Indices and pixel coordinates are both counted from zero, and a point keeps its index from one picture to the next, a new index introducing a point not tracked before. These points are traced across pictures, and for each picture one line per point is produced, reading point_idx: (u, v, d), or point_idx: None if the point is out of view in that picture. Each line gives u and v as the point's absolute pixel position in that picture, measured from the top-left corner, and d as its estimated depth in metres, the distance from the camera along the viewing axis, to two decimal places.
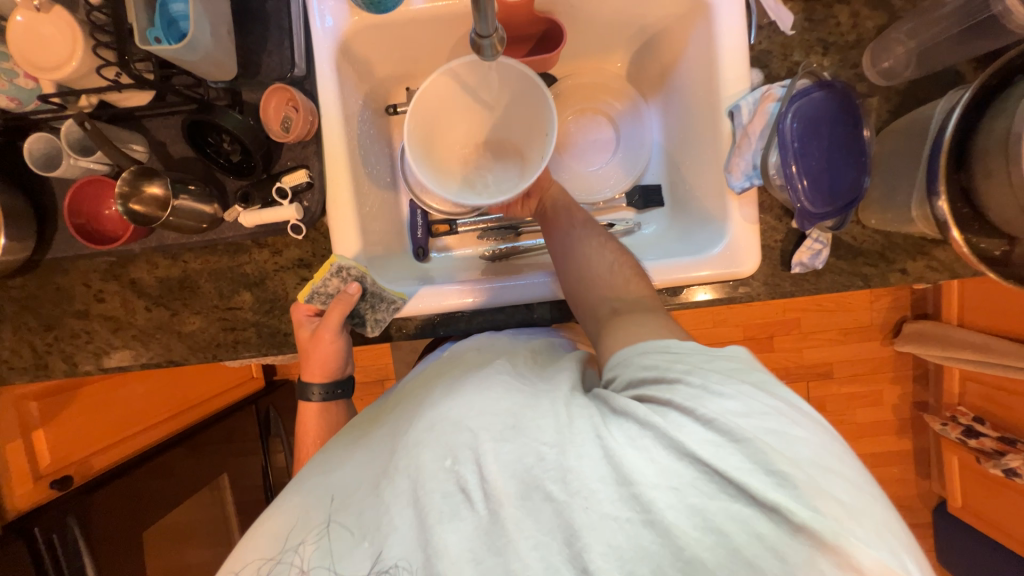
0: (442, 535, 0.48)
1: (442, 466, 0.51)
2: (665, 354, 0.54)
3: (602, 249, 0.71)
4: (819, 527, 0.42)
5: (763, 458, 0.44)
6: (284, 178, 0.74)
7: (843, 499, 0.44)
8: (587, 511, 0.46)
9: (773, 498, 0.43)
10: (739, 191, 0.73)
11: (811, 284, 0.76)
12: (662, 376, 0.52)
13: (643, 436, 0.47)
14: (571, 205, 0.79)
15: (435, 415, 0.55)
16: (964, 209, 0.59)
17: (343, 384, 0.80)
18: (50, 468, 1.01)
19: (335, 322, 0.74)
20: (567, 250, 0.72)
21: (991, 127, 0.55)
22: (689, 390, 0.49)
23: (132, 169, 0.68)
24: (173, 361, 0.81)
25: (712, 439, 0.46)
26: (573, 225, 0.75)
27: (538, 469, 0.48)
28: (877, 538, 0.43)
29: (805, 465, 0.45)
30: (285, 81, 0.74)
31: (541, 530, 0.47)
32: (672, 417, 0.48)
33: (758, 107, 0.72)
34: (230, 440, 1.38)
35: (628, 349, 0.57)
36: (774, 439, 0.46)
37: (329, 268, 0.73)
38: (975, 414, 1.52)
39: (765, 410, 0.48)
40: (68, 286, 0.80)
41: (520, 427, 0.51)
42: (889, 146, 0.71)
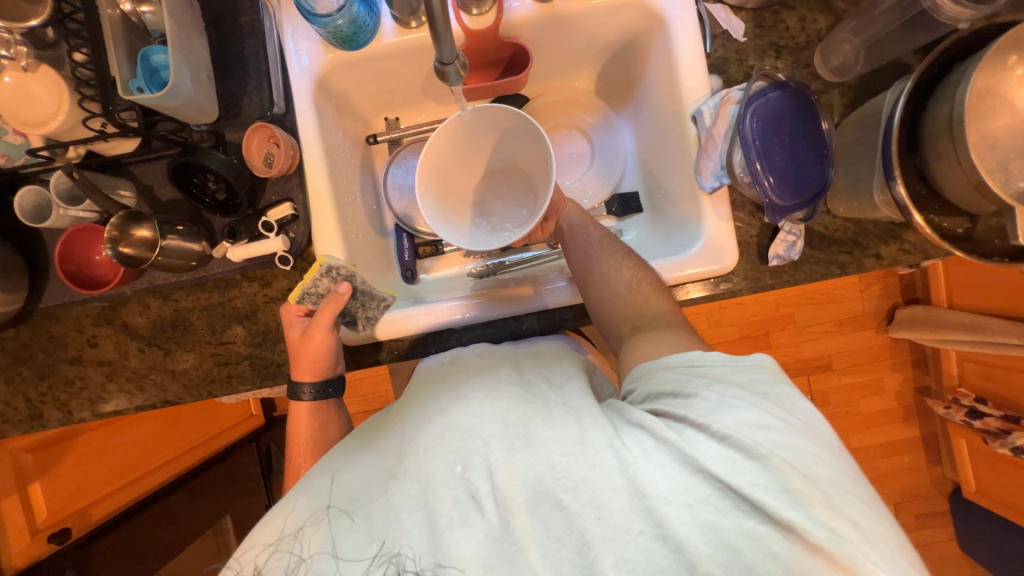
0: (453, 540, 0.48)
1: (453, 473, 0.51)
2: (689, 369, 0.56)
3: (620, 265, 0.73)
4: (835, 549, 0.42)
5: (780, 475, 0.45)
6: (269, 212, 0.76)
7: (861, 522, 0.44)
8: (599, 521, 0.46)
9: (790, 517, 0.43)
10: (710, 191, 0.76)
11: (790, 276, 0.77)
12: (679, 390, 0.54)
13: (657, 450, 0.48)
14: (587, 223, 0.81)
15: (444, 421, 0.55)
16: (922, 190, 0.61)
17: (334, 383, 0.77)
18: (48, 522, 0.99)
19: (326, 321, 0.72)
20: (588, 268, 0.74)
21: (935, 111, 0.58)
22: (705, 404, 0.51)
23: (120, 214, 0.70)
24: (168, 401, 0.81)
25: (727, 454, 0.47)
26: (591, 241, 0.78)
27: (550, 478, 0.49)
28: (885, 555, 0.43)
29: (815, 480, 0.46)
30: (266, 120, 0.77)
31: (551, 539, 0.47)
32: (688, 433, 0.49)
33: (719, 110, 0.75)
34: (232, 481, 1.36)
35: (651, 362, 0.59)
36: (788, 455, 0.47)
37: (319, 269, 0.71)
38: (977, 395, 1.52)
39: (779, 424, 0.49)
40: (61, 334, 0.81)
41: (531, 437, 0.51)
42: (848, 138, 0.74)
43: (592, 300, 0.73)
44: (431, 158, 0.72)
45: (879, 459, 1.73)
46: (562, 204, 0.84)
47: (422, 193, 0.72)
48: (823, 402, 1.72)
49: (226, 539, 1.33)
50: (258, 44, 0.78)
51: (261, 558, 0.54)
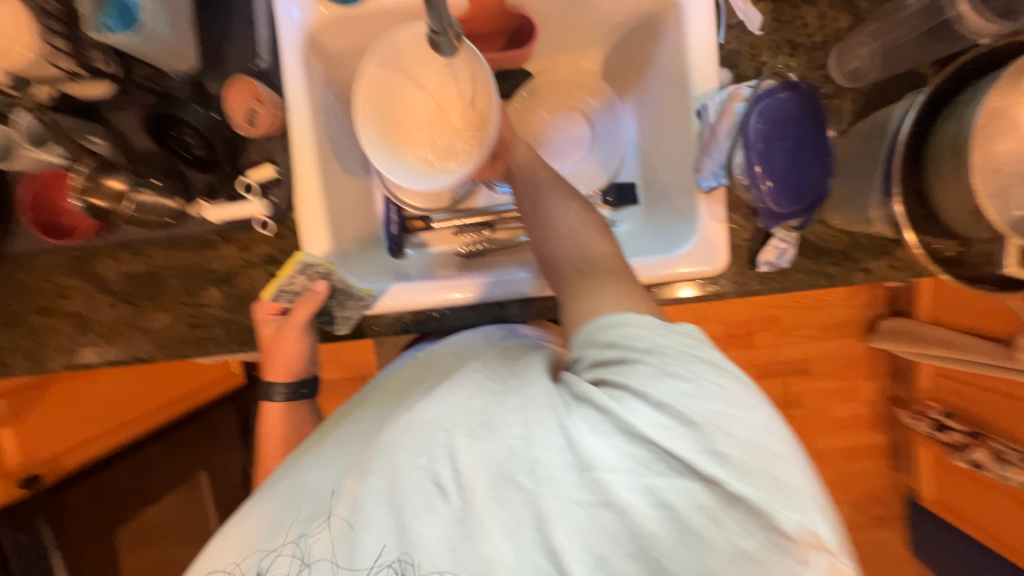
0: (418, 528, 0.48)
1: (418, 464, 0.50)
2: (626, 328, 0.54)
3: (567, 209, 0.69)
4: (749, 495, 0.44)
5: (709, 440, 0.45)
6: (250, 173, 0.73)
7: (769, 467, 0.45)
8: (555, 498, 0.47)
9: (712, 472, 0.44)
10: (707, 190, 0.74)
11: (778, 283, 0.77)
12: (622, 357, 0.52)
13: (602, 422, 0.48)
14: (536, 163, 0.76)
15: (410, 415, 0.54)
16: (919, 209, 0.60)
17: (307, 383, 0.81)
18: (19, 466, 1.00)
19: (301, 319, 0.74)
20: (536, 205, 0.71)
21: (944, 131, 0.57)
22: (646, 370, 0.49)
23: (89, 163, 0.68)
24: (139, 358, 0.80)
25: (662, 421, 0.46)
26: (539, 182, 0.73)
27: (509, 462, 0.48)
28: (795, 505, 0.44)
29: (743, 442, 0.46)
30: (249, 74, 0.73)
31: (513, 519, 0.47)
32: (627, 401, 0.48)
33: (724, 107, 0.72)
34: (211, 435, 1.37)
35: (591, 325, 0.56)
36: (719, 420, 0.46)
37: (295, 266, 0.68)
38: (945, 409, 1.56)
39: (711, 386, 0.48)
40: (30, 282, 0.79)
41: (492, 423, 0.51)
42: (852, 148, 0.72)
43: (540, 245, 0.69)
44: (370, 92, 0.73)
45: (844, 462, 1.79)
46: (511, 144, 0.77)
47: (364, 125, 0.73)
48: (797, 403, 1.76)
49: (200, 489, 1.31)
50: None
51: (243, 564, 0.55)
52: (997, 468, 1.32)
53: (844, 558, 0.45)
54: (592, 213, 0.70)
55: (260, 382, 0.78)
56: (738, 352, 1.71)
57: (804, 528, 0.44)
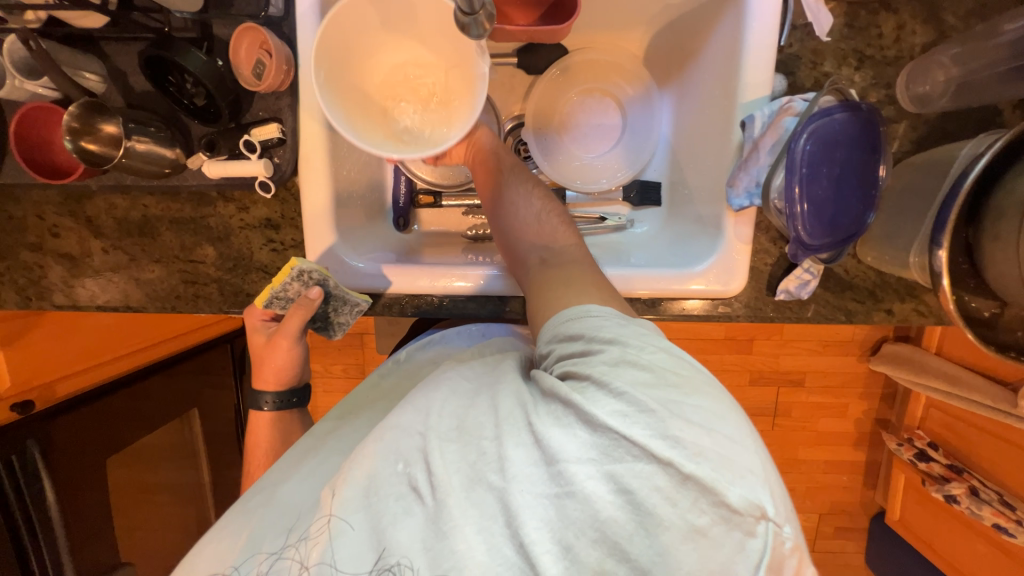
0: (394, 534, 0.45)
1: (394, 470, 0.47)
2: (587, 321, 0.51)
3: (530, 195, 0.69)
4: (702, 474, 0.39)
5: (666, 427, 0.40)
6: (254, 130, 0.69)
7: (721, 448, 0.41)
8: (523, 493, 0.41)
9: (667, 456, 0.39)
10: (737, 208, 0.69)
11: (794, 313, 0.73)
12: (587, 349, 0.48)
13: (567, 415, 0.43)
14: (500, 146, 0.74)
15: (389, 422, 0.50)
16: (962, 263, 0.56)
17: (299, 392, 0.79)
18: (11, 391, 1.00)
19: (293, 329, 0.72)
20: (497, 194, 0.70)
21: (1012, 186, 0.52)
22: (606, 361, 0.45)
23: (81, 102, 0.62)
24: (130, 308, 0.78)
25: (621, 408, 0.41)
26: (502, 164, 0.71)
27: (482, 463, 0.43)
28: (742, 480, 0.40)
29: (697, 428, 0.41)
30: (261, 21, 0.67)
31: (484, 516, 0.42)
32: (590, 392, 0.43)
33: (773, 120, 0.66)
34: (204, 373, 1.38)
35: (554, 320, 0.54)
36: (675, 409, 0.42)
37: (289, 272, 0.66)
38: (931, 439, 1.57)
39: (671, 376, 0.44)
40: (20, 217, 0.76)
41: (464, 426, 0.46)
42: (904, 181, 0.66)
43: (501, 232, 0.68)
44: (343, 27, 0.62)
45: (821, 474, 1.81)
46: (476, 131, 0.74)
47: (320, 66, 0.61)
48: (785, 414, 1.76)
49: (191, 422, 1.37)
50: None
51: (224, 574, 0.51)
52: (971, 505, 1.33)
53: (789, 531, 0.41)
54: (548, 200, 0.69)
55: (249, 392, 0.76)
56: (735, 357, 1.69)
57: (750, 501, 0.39)
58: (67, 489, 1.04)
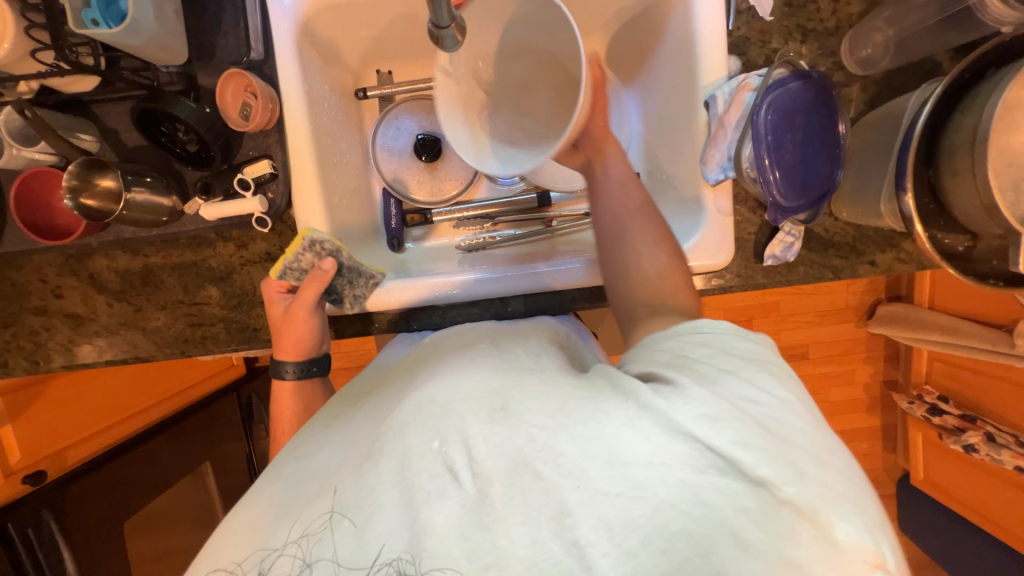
0: (428, 515, 0.43)
1: (429, 448, 0.46)
2: (694, 335, 0.50)
3: (655, 248, 0.63)
4: (803, 502, 0.39)
5: (768, 445, 0.41)
6: (246, 169, 0.72)
7: (827, 481, 0.41)
8: (578, 490, 0.42)
9: (761, 474, 0.40)
10: (714, 182, 0.72)
11: (783, 276, 0.76)
12: (679, 357, 0.48)
13: (640, 418, 0.43)
14: (627, 180, 0.69)
15: (421, 397, 0.50)
16: (929, 203, 0.59)
17: (320, 362, 0.77)
18: (22, 463, 0.99)
19: (309, 299, 0.70)
20: (617, 231, 0.65)
21: (960, 124, 0.55)
22: (704, 370, 0.46)
23: (80, 160, 0.65)
24: (139, 358, 0.79)
25: (707, 413, 0.42)
26: (630, 204, 0.66)
27: (529, 449, 0.44)
28: (856, 518, 0.40)
29: (802, 453, 0.42)
30: (242, 66, 0.71)
31: (529, 507, 0.42)
32: (673, 398, 0.43)
33: (734, 97, 0.70)
34: (213, 427, 1.36)
35: (660, 333, 0.53)
36: (775, 425, 0.43)
37: (301, 242, 0.69)
38: (940, 393, 1.58)
39: (769, 400, 0.45)
40: (23, 283, 0.77)
41: (510, 409, 0.46)
42: (864, 139, 0.70)
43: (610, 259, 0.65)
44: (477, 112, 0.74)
45: None
46: (603, 143, 0.73)
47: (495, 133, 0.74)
48: None
49: (205, 479, 1.34)
50: None
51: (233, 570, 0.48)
52: (990, 451, 1.34)
53: None
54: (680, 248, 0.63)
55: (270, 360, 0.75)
56: None
57: (865, 546, 0.39)
58: (88, 557, 1.02)
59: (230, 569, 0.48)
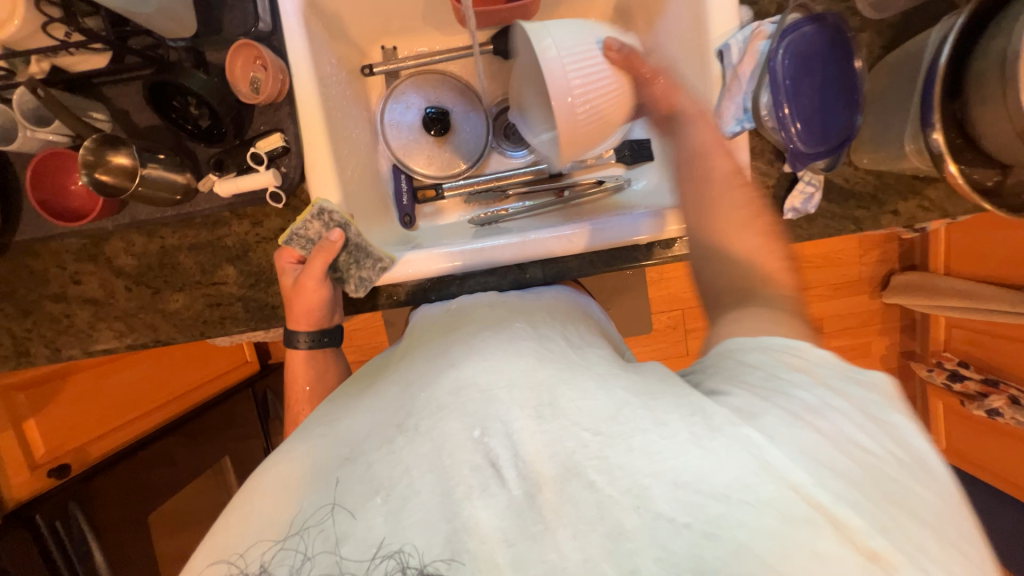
0: (472, 511, 0.40)
1: (469, 436, 0.44)
2: (797, 358, 0.47)
3: (744, 231, 0.59)
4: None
5: (884, 520, 0.37)
6: (259, 143, 0.71)
7: (946, 558, 0.37)
8: (638, 512, 0.38)
9: (875, 544, 0.36)
10: (731, 136, 0.70)
11: (804, 231, 0.75)
12: (774, 377, 0.45)
13: (711, 439, 0.41)
14: (708, 147, 0.64)
15: (461, 377, 0.48)
16: (957, 139, 0.58)
17: (331, 332, 0.77)
18: (46, 458, 1.01)
19: (316, 272, 0.70)
20: (701, 211, 0.63)
21: (988, 49, 0.54)
22: (806, 397, 0.43)
23: (95, 136, 0.65)
24: (160, 341, 0.79)
25: (808, 453, 0.40)
26: (712, 177, 0.63)
27: (580, 453, 0.41)
28: None
29: (924, 533, 0.37)
30: (251, 38, 0.71)
31: (581, 520, 0.39)
32: (766, 424, 0.41)
33: (748, 46, 0.68)
34: (229, 427, 1.33)
35: (747, 340, 0.49)
36: (881, 480, 0.39)
37: (310, 211, 0.70)
38: (960, 359, 1.56)
39: (881, 450, 0.41)
40: (41, 270, 0.77)
41: (558, 405, 0.44)
42: (879, 83, 0.69)
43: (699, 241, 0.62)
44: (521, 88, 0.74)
45: None
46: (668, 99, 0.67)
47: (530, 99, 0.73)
48: None
49: (226, 478, 1.32)
50: None
51: (234, 563, 0.45)
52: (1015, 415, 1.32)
53: None
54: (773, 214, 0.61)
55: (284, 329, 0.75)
56: None
57: None
58: (112, 550, 1.02)
59: (230, 561, 0.45)
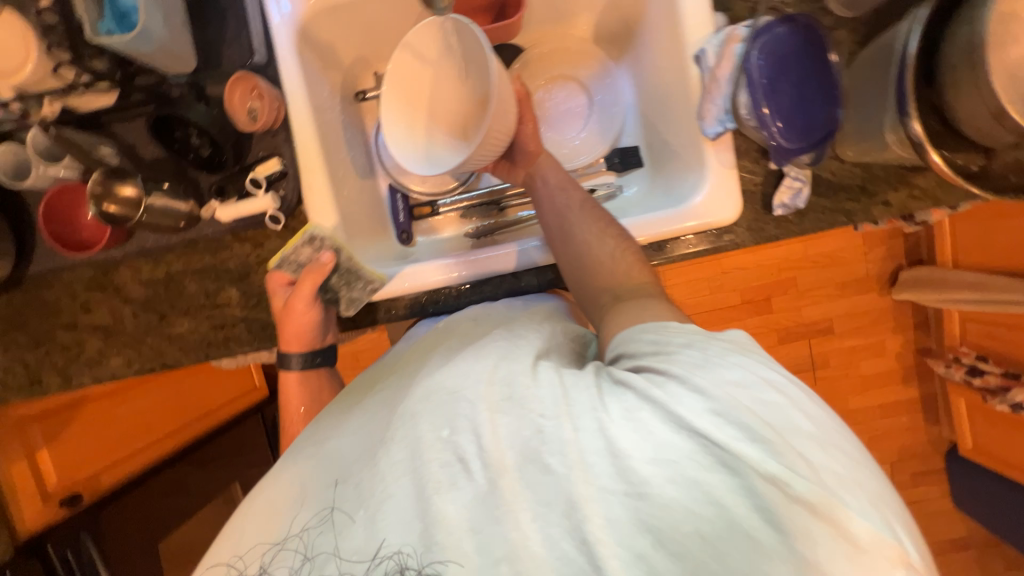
0: (440, 505, 0.41)
1: (438, 437, 0.44)
2: (665, 330, 0.49)
3: (603, 236, 0.68)
4: (816, 499, 0.37)
5: (786, 457, 0.38)
6: (257, 169, 0.74)
7: (835, 468, 0.39)
8: (586, 485, 0.39)
9: (771, 470, 0.37)
10: (714, 136, 0.72)
11: (795, 226, 0.75)
12: (661, 350, 0.46)
13: (641, 410, 0.41)
14: (564, 185, 0.76)
15: (431, 383, 0.48)
16: (935, 124, 0.59)
17: (323, 352, 0.79)
18: (58, 487, 1.02)
19: (307, 293, 0.72)
20: (565, 230, 0.70)
21: (954, 38, 0.56)
22: (690, 357, 0.44)
23: (102, 169, 0.69)
24: (166, 365, 0.81)
25: (716, 408, 0.39)
26: (571, 205, 0.72)
27: (537, 441, 0.41)
28: (872, 509, 0.37)
29: (815, 460, 0.39)
30: (247, 69, 0.75)
31: (539, 501, 0.40)
32: (671, 388, 0.41)
33: (724, 50, 0.70)
34: (241, 453, 1.35)
35: (626, 328, 0.52)
36: (773, 415, 0.40)
37: (301, 236, 0.69)
38: (978, 353, 1.51)
39: (762, 382, 0.42)
40: (53, 300, 0.80)
41: (517, 396, 0.44)
42: (857, 77, 0.71)
43: (563, 254, 0.69)
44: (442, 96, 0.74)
45: (878, 420, 1.72)
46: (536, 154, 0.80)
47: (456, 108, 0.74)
48: (823, 365, 1.69)
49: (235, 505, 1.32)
50: None
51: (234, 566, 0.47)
52: None
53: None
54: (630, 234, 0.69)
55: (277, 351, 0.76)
56: (755, 320, 1.65)
57: (883, 540, 0.37)
58: None
59: (230, 563, 0.47)
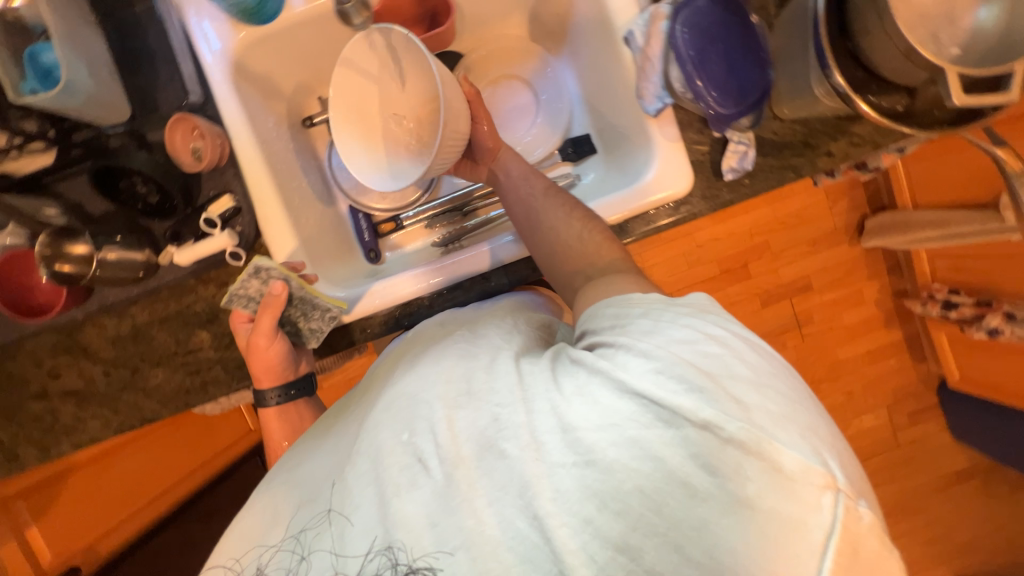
0: (399, 506, 0.42)
1: (399, 441, 0.45)
2: (627, 303, 0.50)
3: (568, 219, 0.68)
4: (748, 439, 0.38)
5: (729, 404, 0.39)
6: (210, 208, 0.74)
7: (767, 407, 0.40)
8: (537, 462, 0.40)
9: (706, 416, 0.38)
10: (654, 113, 0.74)
11: (747, 187, 0.77)
12: (618, 322, 0.47)
13: (592, 382, 0.42)
14: (526, 176, 0.76)
15: (395, 391, 0.49)
16: (856, 72, 0.61)
17: (298, 384, 0.78)
18: (52, 563, 1.00)
19: (265, 326, 0.71)
20: (530, 219, 0.71)
21: None
22: (642, 325, 0.45)
23: (50, 231, 0.69)
24: (146, 419, 0.78)
25: (660, 368, 0.40)
26: (534, 193, 0.73)
27: (492, 429, 0.42)
28: (801, 440, 0.39)
29: (751, 403, 0.40)
30: (184, 110, 0.75)
31: (496, 487, 0.41)
32: (619, 357, 0.42)
33: (650, 29, 0.72)
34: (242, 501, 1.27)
35: (593, 306, 0.53)
36: (713, 363, 0.41)
37: (248, 270, 0.70)
38: (950, 287, 1.55)
39: (704, 338, 0.43)
40: (20, 371, 0.78)
41: (475, 390, 0.45)
42: (780, 39, 0.73)
43: (533, 243, 0.70)
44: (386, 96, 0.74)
45: (868, 367, 1.75)
46: (496, 150, 0.81)
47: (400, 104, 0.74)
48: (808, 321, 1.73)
49: None
50: (162, 34, 0.75)
51: None
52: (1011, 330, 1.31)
53: (865, 505, 0.38)
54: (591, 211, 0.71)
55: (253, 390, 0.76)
56: (734, 288, 1.68)
57: (811, 468, 0.37)
58: None
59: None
